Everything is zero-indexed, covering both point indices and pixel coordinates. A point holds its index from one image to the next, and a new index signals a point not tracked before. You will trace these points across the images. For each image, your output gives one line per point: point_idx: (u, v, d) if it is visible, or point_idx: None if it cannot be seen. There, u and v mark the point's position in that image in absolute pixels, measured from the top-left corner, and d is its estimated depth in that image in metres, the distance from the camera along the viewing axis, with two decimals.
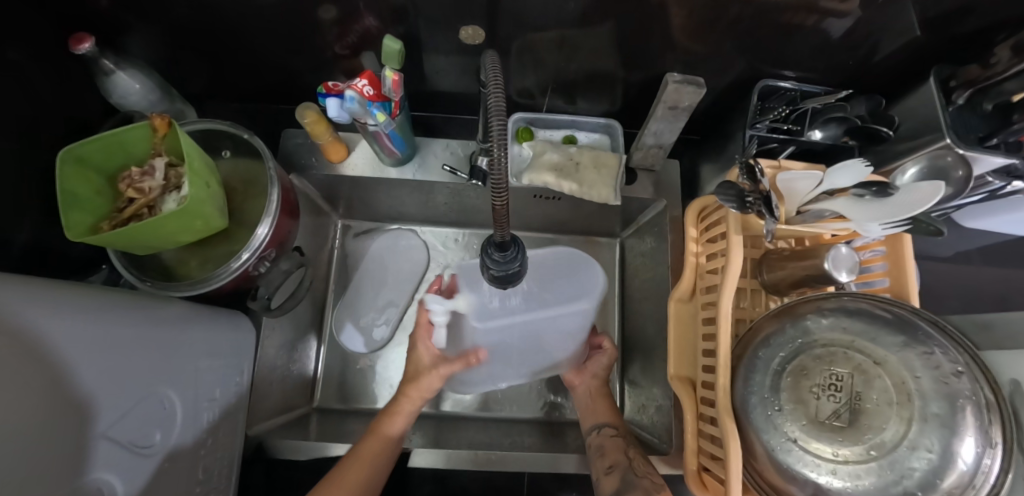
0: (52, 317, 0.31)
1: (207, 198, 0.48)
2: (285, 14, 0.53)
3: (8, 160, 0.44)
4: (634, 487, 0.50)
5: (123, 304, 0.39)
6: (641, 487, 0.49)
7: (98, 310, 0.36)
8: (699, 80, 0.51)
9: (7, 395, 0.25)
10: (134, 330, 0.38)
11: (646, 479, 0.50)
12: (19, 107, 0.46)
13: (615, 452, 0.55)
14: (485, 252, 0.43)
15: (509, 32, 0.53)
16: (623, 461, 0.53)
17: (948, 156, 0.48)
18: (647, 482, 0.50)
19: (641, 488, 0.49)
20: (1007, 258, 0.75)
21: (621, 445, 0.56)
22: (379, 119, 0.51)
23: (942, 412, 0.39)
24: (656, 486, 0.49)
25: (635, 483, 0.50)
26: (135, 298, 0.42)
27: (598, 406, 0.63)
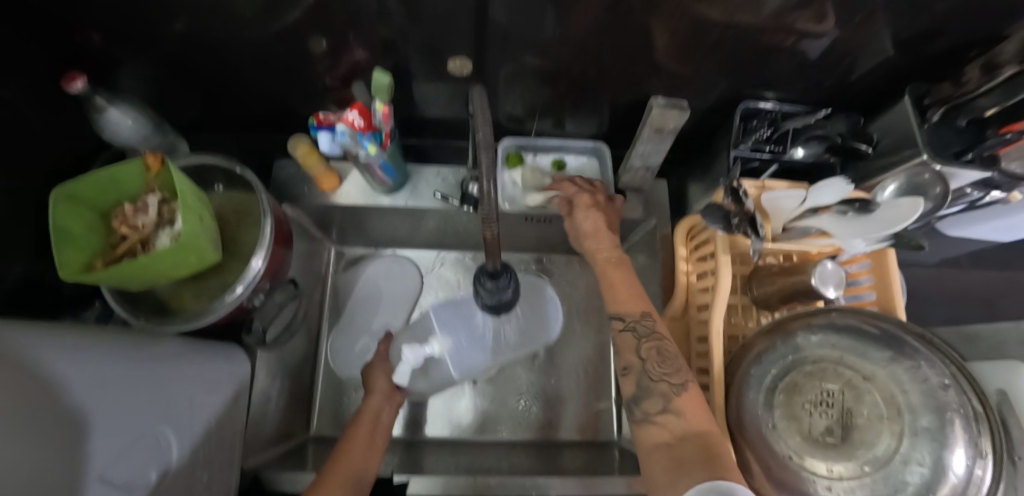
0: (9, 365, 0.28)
1: (201, 233, 0.48)
2: (276, 47, 0.55)
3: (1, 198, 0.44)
4: (651, 393, 0.45)
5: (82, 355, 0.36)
6: (658, 398, 0.45)
7: (80, 357, 0.36)
8: (682, 104, 0.53)
9: None
10: (121, 374, 0.38)
11: (664, 382, 0.45)
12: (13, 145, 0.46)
13: (628, 354, 0.49)
14: (477, 281, 0.44)
15: (498, 58, 0.54)
16: (636, 362, 0.48)
17: (924, 174, 0.49)
18: (664, 387, 0.45)
19: (659, 428, 0.43)
20: (993, 264, 0.77)
21: (634, 344, 0.49)
22: (371, 151, 0.52)
23: (932, 425, 0.40)
24: (676, 388, 0.45)
25: (651, 389, 0.45)
26: (107, 348, 0.40)
27: (617, 293, 0.53)
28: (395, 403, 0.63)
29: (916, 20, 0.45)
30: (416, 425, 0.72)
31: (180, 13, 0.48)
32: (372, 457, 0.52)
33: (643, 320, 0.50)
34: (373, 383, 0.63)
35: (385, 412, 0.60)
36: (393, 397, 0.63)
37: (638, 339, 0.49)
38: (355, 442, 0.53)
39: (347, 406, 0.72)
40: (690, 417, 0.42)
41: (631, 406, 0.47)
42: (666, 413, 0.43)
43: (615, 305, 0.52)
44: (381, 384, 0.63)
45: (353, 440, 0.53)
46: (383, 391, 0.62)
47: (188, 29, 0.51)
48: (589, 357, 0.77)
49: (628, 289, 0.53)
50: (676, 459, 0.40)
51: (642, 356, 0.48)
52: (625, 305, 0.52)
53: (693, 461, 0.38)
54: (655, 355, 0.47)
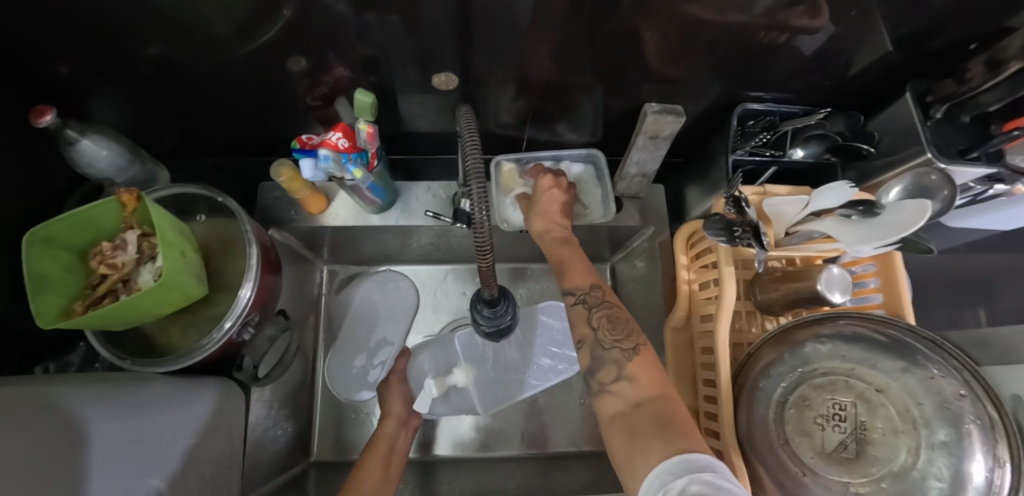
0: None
1: (183, 270, 0.46)
2: (253, 68, 0.52)
3: None
4: (605, 362, 0.42)
5: (54, 431, 0.35)
6: (612, 366, 0.42)
7: (56, 420, 0.36)
8: (677, 109, 0.51)
9: None
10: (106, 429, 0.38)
11: (615, 349, 0.42)
12: None
13: (580, 327, 0.46)
14: (475, 307, 0.42)
15: (484, 69, 0.52)
16: (588, 334, 0.45)
17: (932, 175, 0.46)
18: (616, 354, 0.42)
19: (613, 398, 0.40)
20: (996, 253, 0.75)
21: (585, 316, 0.46)
22: (356, 175, 0.50)
23: (949, 439, 0.39)
24: (627, 355, 0.42)
25: (604, 358, 0.42)
26: (95, 409, 0.39)
27: (567, 269, 0.50)
28: (411, 429, 0.63)
29: (915, 14, 0.43)
30: (418, 446, 0.71)
31: (149, 39, 0.46)
32: (387, 484, 0.53)
33: (592, 292, 0.47)
34: (387, 407, 0.63)
35: (399, 439, 0.60)
36: (409, 423, 0.62)
37: (588, 310, 0.46)
38: (368, 472, 0.53)
39: (346, 431, 0.71)
40: (644, 382, 0.40)
41: (588, 379, 0.44)
42: (621, 380, 0.41)
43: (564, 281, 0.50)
44: (394, 409, 0.63)
45: (367, 469, 0.53)
46: (397, 417, 0.62)
47: (159, 54, 0.49)
48: None
49: (577, 265, 0.50)
50: (630, 431, 0.37)
51: (592, 326, 0.45)
52: (575, 279, 0.49)
53: (648, 435, 0.35)
54: (604, 319, 0.45)
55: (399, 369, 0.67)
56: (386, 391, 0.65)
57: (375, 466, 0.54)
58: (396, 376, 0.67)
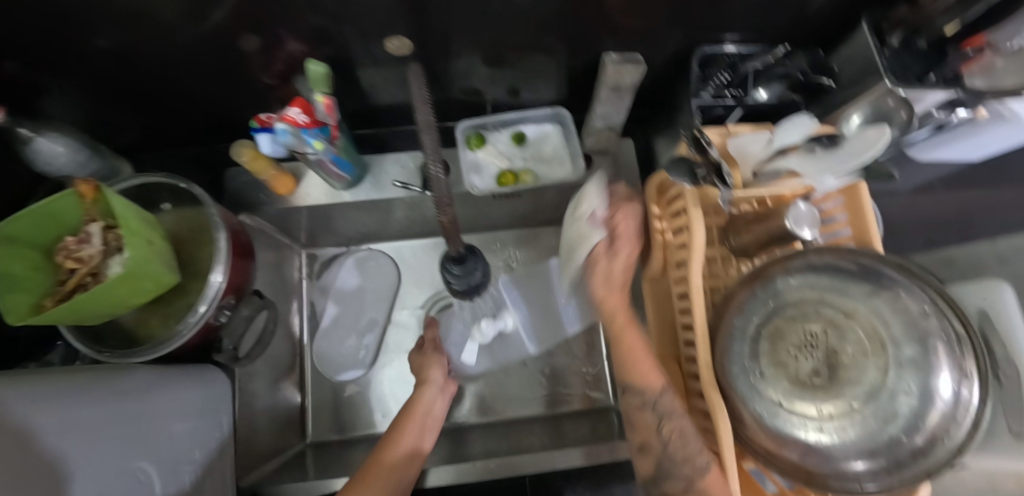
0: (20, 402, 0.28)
1: (152, 257, 0.46)
2: (204, 50, 0.51)
3: None
4: (673, 475, 0.45)
5: (76, 386, 0.35)
6: (680, 482, 0.44)
7: (83, 389, 0.36)
8: (637, 58, 0.51)
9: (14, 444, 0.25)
10: (116, 409, 0.37)
11: (688, 465, 0.44)
12: None
13: (643, 431, 0.48)
14: (444, 268, 0.42)
15: (441, 34, 0.51)
16: (656, 441, 0.47)
17: (889, 100, 0.48)
18: (687, 470, 0.44)
19: (676, 477, 0.45)
20: (968, 184, 0.76)
21: (653, 421, 0.47)
22: (318, 147, 0.50)
23: (915, 356, 0.41)
24: (699, 472, 0.44)
25: (670, 470, 0.45)
26: (96, 377, 0.38)
27: (627, 356, 0.50)
28: (450, 393, 0.63)
29: None
30: None
31: (97, 28, 0.45)
32: (418, 452, 0.53)
33: (663, 397, 0.47)
34: (426, 373, 0.62)
35: (437, 405, 0.60)
36: (448, 388, 0.62)
37: (657, 415, 0.47)
38: (404, 439, 0.53)
39: (342, 409, 0.72)
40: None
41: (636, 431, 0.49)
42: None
43: (636, 380, 0.49)
44: (434, 374, 0.63)
45: (401, 432, 0.54)
46: (436, 382, 0.62)
47: (111, 44, 0.47)
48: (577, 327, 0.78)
49: (647, 357, 0.50)
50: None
51: (662, 437, 0.46)
52: (649, 382, 0.48)
53: None
54: (677, 431, 0.46)
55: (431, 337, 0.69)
56: (421, 361, 0.65)
57: (409, 433, 0.54)
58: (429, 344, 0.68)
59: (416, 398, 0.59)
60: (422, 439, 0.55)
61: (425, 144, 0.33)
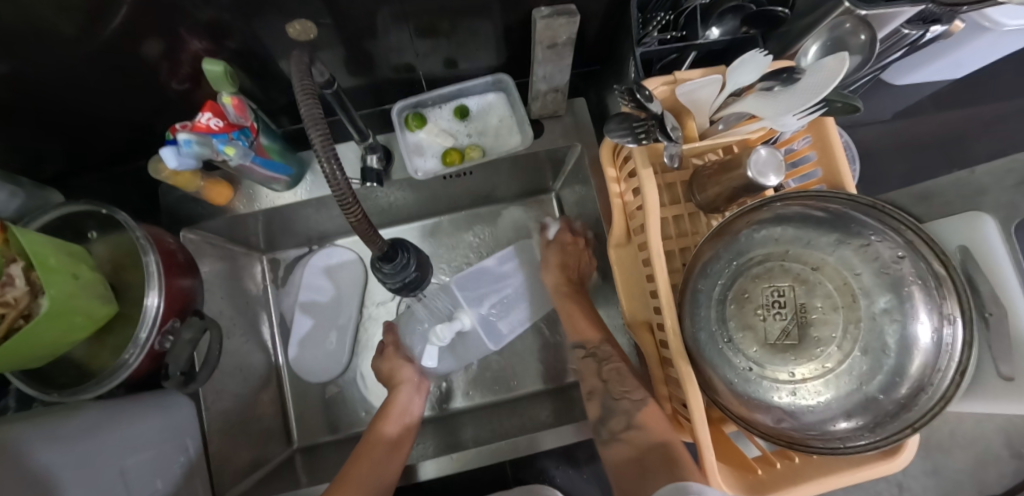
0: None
1: (76, 292, 0.44)
2: (98, 62, 0.47)
3: None
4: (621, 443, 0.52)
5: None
6: (622, 415, 0.53)
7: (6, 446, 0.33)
8: (570, 8, 0.46)
9: None
10: (47, 458, 0.35)
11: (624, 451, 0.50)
12: None
13: (591, 378, 0.59)
14: (373, 267, 0.39)
15: (348, 14, 0.46)
16: (600, 385, 0.58)
17: (847, 24, 0.42)
18: (626, 406, 0.53)
19: (620, 413, 0.53)
20: (954, 104, 0.71)
21: (596, 368, 0.59)
22: (230, 153, 0.46)
23: (890, 305, 0.36)
24: (636, 405, 0.52)
25: (614, 407, 0.54)
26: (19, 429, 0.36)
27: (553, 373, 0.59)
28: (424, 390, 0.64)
29: None
30: None
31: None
32: (397, 452, 0.55)
33: (602, 345, 0.61)
34: (397, 376, 0.63)
35: (413, 402, 0.62)
36: (421, 386, 0.64)
37: (599, 363, 0.59)
38: (382, 435, 0.56)
39: (325, 410, 0.72)
40: (651, 432, 0.49)
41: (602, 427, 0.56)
42: (630, 428, 0.52)
43: (575, 336, 0.64)
44: (406, 374, 0.64)
45: (377, 436, 0.56)
46: (410, 382, 0.63)
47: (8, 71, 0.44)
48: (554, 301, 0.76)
49: (586, 317, 0.64)
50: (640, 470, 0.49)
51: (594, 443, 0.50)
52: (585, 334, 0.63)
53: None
54: (622, 425, 0.52)
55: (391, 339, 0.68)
56: (387, 367, 0.65)
57: (387, 435, 0.56)
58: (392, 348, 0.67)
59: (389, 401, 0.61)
60: (403, 437, 0.58)
61: (312, 136, 0.30)
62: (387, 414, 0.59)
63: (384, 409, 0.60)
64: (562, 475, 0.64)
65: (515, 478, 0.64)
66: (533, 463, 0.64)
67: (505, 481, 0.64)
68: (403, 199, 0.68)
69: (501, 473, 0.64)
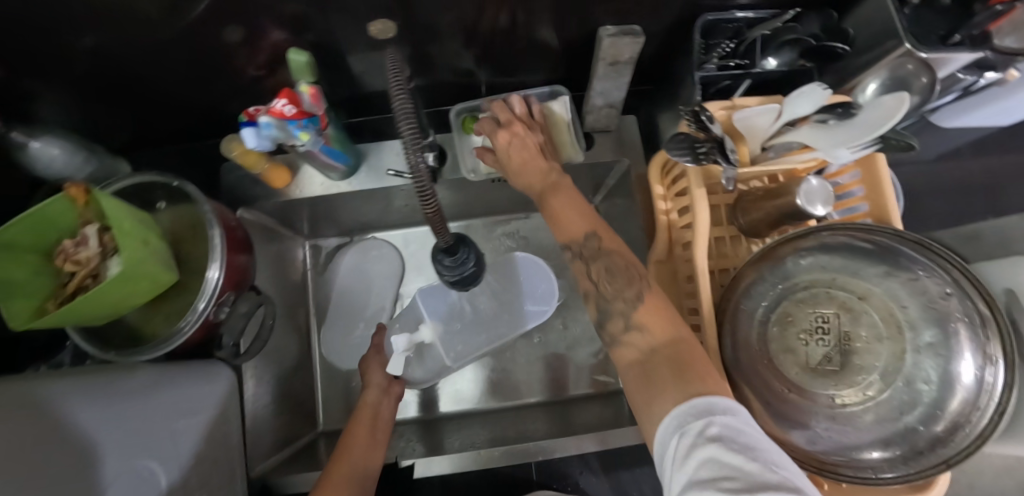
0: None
1: (147, 257, 0.46)
2: (187, 45, 0.50)
3: None
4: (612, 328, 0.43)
5: (8, 410, 0.34)
6: (618, 317, 0.42)
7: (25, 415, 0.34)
8: (635, 29, 0.49)
9: None
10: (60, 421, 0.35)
11: None
12: None
13: (583, 280, 0.46)
14: (435, 258, 0.42)
15: (422, 18, 0.48)
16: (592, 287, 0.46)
17: (908, 65, 0.45)
18: (621, 306, 0.42)
19: (616, 315, 0.42)
20: (996, 151, 0.72)
21: (583, 269, 0.46)
22: (305, 139, 0.48)
23: (935, 340, 0.38)
24: (631, 304, 0.42)
25: (609, 310, 0.43)
26: (67, 404, 0.38)
27: (557, 219, 0.48)
28: (393, 396, 0.62)
29: None
30: (421, 405, 0.74)
31: (85, 28, 0.44)
32: (375, 449, 0.53)
33: (588, 241, 0.45)
34: (368, 378, 0.62)
35: (383, 406, 0.59)
36: (391, 391, 0.61)
37: (584, 263, 0.45)
38: (355, 435, 0.53)
39: (351, 397, 0.74)
40: (654, 331, 0.40)
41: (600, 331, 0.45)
42: (630, 330, 0.41)
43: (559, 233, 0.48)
44: (375, 376, 0.62)
45: (354, 438, 0.53)
46: (379, 384, 0.61)
47: (98, 42, 0.47)
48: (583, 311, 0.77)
49: (570, 205, 0.48)
50: (645, 375, 0.38)
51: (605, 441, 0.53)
52: (568, 235, 0.47)
53: (666, 381, 0.36)
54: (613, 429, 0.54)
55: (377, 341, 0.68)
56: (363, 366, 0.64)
57: (359, 434, 0.54)
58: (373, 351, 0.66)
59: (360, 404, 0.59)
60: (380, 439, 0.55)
61: (403, 129, 0.31)
62: (361, 415, 0.57)
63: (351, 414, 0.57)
64: (585, 480, 0.65)
65: (538, 481, 0.65)
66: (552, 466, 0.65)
67: (529, 484, 0.65)
68: (447, 199, 0.71)
69: (525, 473, 0.66)
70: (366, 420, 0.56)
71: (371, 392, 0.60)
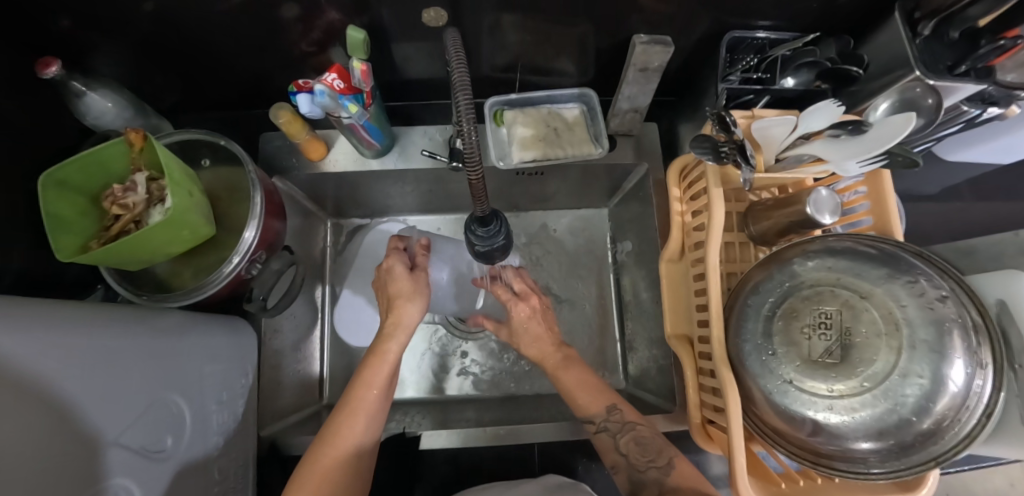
0: (27, 345, 0.29)
1: (192, 208, 0.47)
2: (245, 18, 0.52)
3: (19, 188, 0.47)
4: (644, 484, 0.50)
5: (109, 323, 0.38)
6: (653, 486, 0.49)
7: (123, 327, 0.39)
8: (666, 39, 0.53)
9: (31, 406, 0.28)
10: (145, 346, 0.40)
11: (652, 469, 0.50)
12: (10, 139, 0.47)
13: (611, 453, 0.54)
14: (468, 228, 0.44)
15: (471, 14, 0.51)
16: (621, 459, 0.53)
17: (916, 88, 0.49)
18: (653, 474, 0.50)
19: (651, 483, 0.49)
20: (993, 191, 0.76)
21: (612, 443, 0.54)
22: (352, 111, 0.53)
23: (930, 338, 0.40)
24: (664, 471, 0.50)
25: (643, 480, 0.50)
26: (123, 322, 0.40)
27: (581, 395, 0.57)
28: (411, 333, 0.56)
29: None
30: (426, 387, 0.75)
31: None
32: (375, 420, 0.52)
33: (612, 414, 0.55)
34: (397, 293, 0.56)
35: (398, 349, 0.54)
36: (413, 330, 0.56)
37: (613, 437, 0.54)
38: (361, 406, 0.51)
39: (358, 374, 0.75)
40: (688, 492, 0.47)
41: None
42: None
43: (582, 406, 0.56)
44: (405, 319, 0.55)
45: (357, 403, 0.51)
46: (405, 328, 0.55)
47: (157, 8, 0.49)
48: (591, 310, 0.79)
49: (585, 385, 0.57)
50: None
51: (623, 452, 0.53)
52: (590, 405, 0.56)
53: None
54: (632, 442, 0.53)
55: (423, 265, 0.60)
56: (395, 287, 0.56)
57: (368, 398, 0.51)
58: (422, 272, 0.58)
59: (381, 347, 0.54)
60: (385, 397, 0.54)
61: (459, 101, 0.32)
62: (376, 360, 0.53)
63: (364, 367, 0.53)
64: (582, 468, 0.67)
65: (539, 467, 0.67)
66: (550, 454, 0.67)
67: (530, 470, 0.66)
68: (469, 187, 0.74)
69: (526, 459, 0.67)
70: (382, 373, 0.53)
71: (399, 334, 0.55)
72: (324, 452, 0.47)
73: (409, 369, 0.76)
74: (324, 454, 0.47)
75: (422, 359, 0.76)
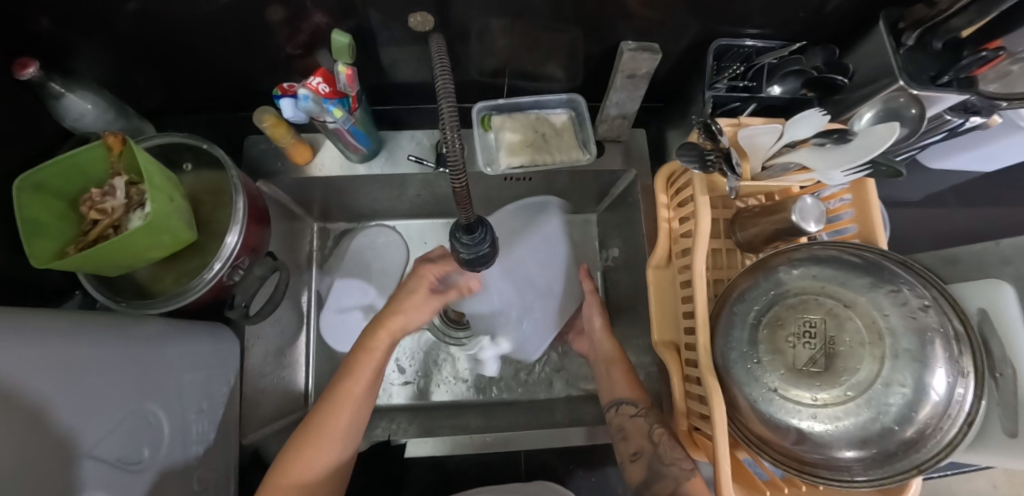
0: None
1: (173, 212, 0.46)
2: (229, 21, 0.51)
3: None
4: (663, 476, 0.50)
5: (87, 331, 0.37)
6: (669, 481, 0.50)
7: (101, 336, 0.38)
8: (654, 47, 0.53)
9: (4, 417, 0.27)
10: (122, 355, 0.39)
11: (675, 466, 0.50)
12: None
13: (640, 437, 0.56)
14: (453, 235, 0.44)
15: (460, 19, 0.51)
16: (648, 446, 0.54)
17: (901, 97, 0.50)
18: (676, 471, 0.50)
19: (668, 478, 0.50)
20: (976, 197, 0.77)
21: (646, 428, 0.56)
22: (337, 115, 0.52)
23: (913, 348, 0.40)
24: (686, 473, 0.49)
25: (662, 473, 0.51)
26: (100, 331, 0.39)
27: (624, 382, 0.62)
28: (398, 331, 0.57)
29: None
30: (414, 394, 0.74)
31: None
32: (358, 418, 0.52)
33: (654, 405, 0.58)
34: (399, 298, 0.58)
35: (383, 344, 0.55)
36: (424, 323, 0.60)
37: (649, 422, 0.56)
38: (346, 401, 0.51)
39: None
40: None
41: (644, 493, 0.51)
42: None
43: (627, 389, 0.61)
44: (395, 322, 0.56)
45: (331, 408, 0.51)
46: (392, 329, 0.56)
47: (139, 9, 0.48)
48: None
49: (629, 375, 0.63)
50: None
51: (654, 441, 0.54)
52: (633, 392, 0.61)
53: None
54: (666, 437, 0.54)
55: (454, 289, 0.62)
56: (404, 300, 0.58)
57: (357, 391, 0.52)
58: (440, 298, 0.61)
59: (370, 343, 0.55)
60: (368, 398, 0.54)
61: (443, 109, 0.31)
62: (365, 353, 0.54)
63: (350, 364, 0.54)
64: (568, 475, 0.66)
65: (526, 472, 0.66)
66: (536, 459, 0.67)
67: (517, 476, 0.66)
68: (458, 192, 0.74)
69: (512, 466, 0.67)
70: (369, 368, 0.54)
71: (382, 332, 0.55)
72: (304, 451, 0.49)
73: (399, 373, 0.75)
74: (295, 464, 0.48)
75: (409, 364, 0.76)
